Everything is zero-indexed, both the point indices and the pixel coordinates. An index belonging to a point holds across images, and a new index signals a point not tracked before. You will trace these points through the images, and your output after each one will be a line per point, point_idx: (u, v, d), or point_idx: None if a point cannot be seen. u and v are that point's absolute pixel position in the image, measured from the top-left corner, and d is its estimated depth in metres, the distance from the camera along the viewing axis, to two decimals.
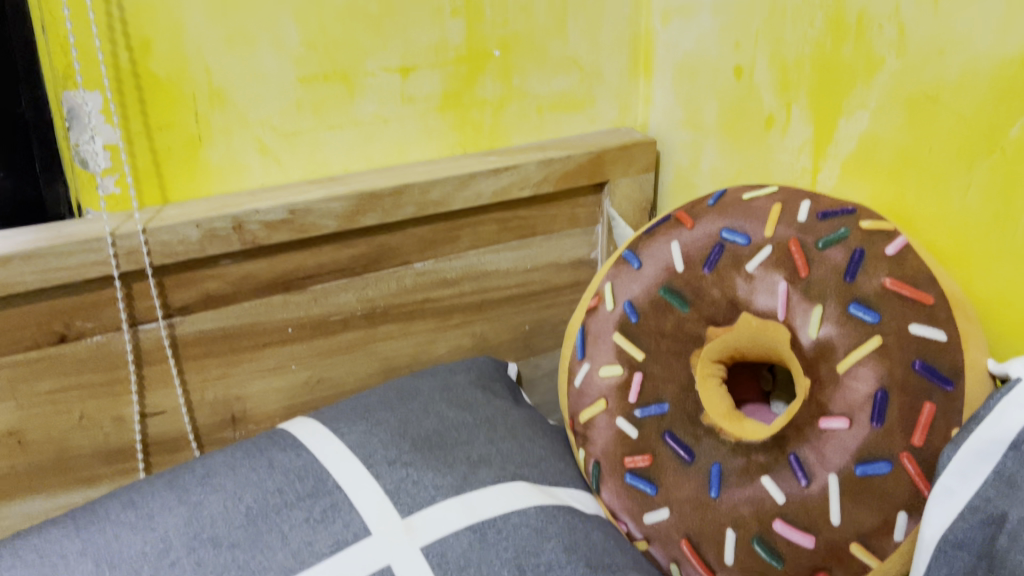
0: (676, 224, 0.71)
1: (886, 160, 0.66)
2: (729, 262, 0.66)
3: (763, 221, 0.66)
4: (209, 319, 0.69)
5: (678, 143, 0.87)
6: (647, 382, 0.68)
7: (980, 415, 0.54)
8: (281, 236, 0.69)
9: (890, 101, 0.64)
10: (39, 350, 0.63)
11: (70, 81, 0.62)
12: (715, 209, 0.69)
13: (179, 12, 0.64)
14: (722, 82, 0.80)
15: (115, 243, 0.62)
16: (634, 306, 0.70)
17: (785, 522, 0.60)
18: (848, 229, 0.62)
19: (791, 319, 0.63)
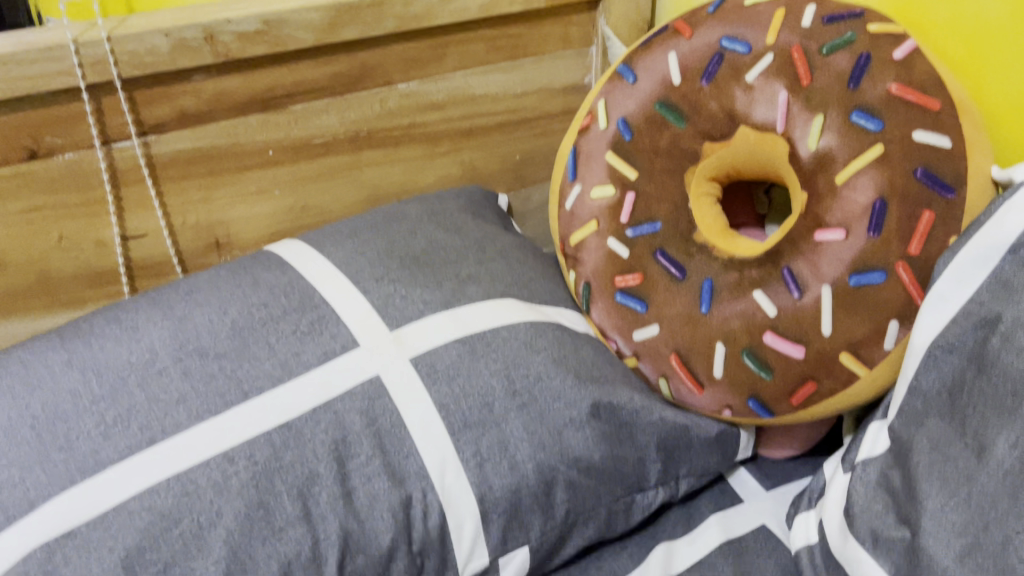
0: (673, 35, 0.67)
1: None
2: (729, 73, 0.63)
3: (765, 28, 0.62)
4: (186, 139, 0.67)
5: None
6: (641, 201, 0.66)
7: (980, 220, 0.52)
8: (256, 49, 0.65)
9: None
10: (9, 167, 0.60)
11: None
12: (715, 17, 0.65)
13: None
14: None
15: (79, 53, 0.59)
16: (628, 123, 0.67)
17: (776, 334, 0.59)
18: (855, 33, 0.59)
19: (791, 131, 0.60)
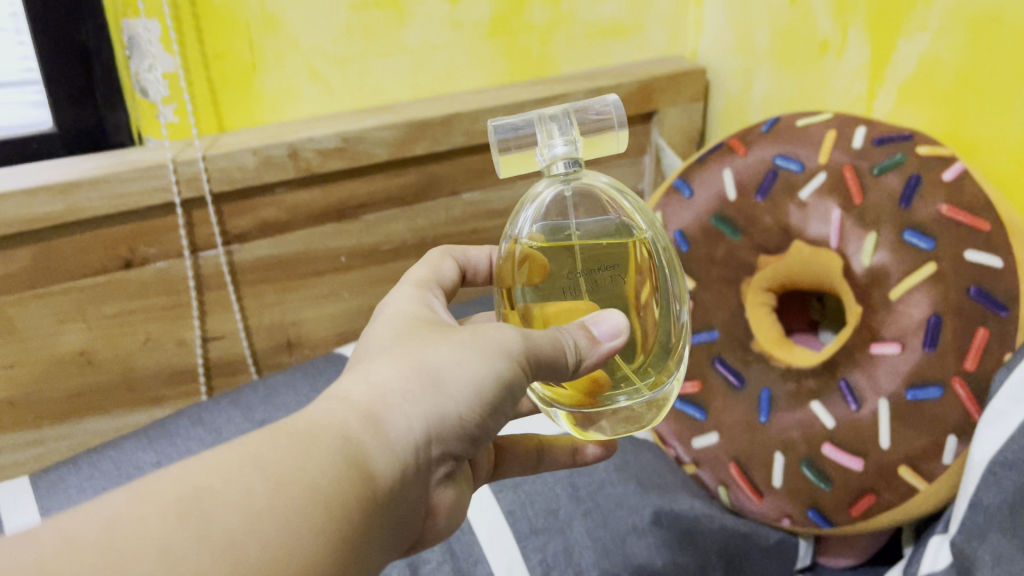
0: (727, 151, 0.71)
1: (945, 83, 0.62)
2: (782, 188, 0.66)
3: (818, 148, 0.65)
4: (266, 246, 0.71)
5: (730, 72, 0.85)
6: (698, 309, 0.69)
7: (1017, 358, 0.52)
8: (336, 164, 0.69)
9: (952, 21, 0.60)
10: (106, 275, 0.65)
11: (131, 11, 0.63)
12: (769, 135, 0.68)
13: None
14: (777, 6, 0.77)
15: (177, 171, 0.64)
16: (684, 234, 0.71)
17: (849, 384, 0.60)
18: (904, 155, 0.61)
19: (844, 246, 0.63)
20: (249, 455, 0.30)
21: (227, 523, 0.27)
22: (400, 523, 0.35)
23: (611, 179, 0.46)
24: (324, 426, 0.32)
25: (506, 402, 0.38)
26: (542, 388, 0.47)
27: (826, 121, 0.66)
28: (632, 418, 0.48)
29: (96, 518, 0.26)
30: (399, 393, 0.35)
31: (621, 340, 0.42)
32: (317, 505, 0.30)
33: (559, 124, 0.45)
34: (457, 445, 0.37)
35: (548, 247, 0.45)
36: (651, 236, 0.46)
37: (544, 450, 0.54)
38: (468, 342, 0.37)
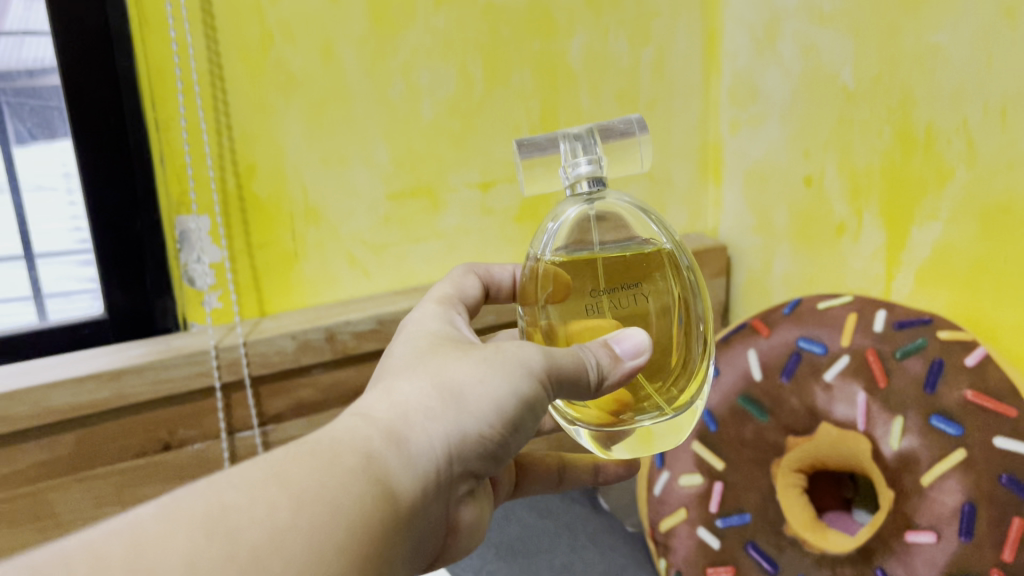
0: (752, 332, 0.73)
1: (961, 268, 0.63)
2: (807, 370, 0.68)
3: (839, 330, 0.67)
4: (302, 426, 0.72)
5: (752, 248, 0.88)
6: (728, 491, 0.68)
7: None
8: (371, 345, 0.71)
9: (962, 211, 0.62)
10: (146, 457, 0.67)
11: (184, 207, 0.72)
12: (791, 317, 0.71)
13: (281, 138, 0.74)
14: (793, 190, 0.81)
15: (219, 355, 0.66)
16: (712, 414, 0.71)
17: (885, 573, 0.59)
18: (926, 339, 0.62)
19: (872, 429, 0.63)
20: (275, 472, 0.33)
21: (252, 539, 0.30)
22: (422, 531, 0.38)
23: (632, 198, 0.50)
24: (348, 442, 0.35)
25: (527, 417, 0.41)
26: (566, 405, 0.50)
27: (845, 304, 0.68)
28: (653, 441, 0.51)
29: (124, 537, 0.28)
30: (421, 411, 0.38)
31: (642, 358, 0.44)
32: (339, 523, 0.32)
33: (583, 144, 0.50)
34: (475, 461, 0.40)
35: (570, 265, 0.49)
36: (665, 252, 0.49)
37: (564, 467, 0.64)
38: (495, 354, 0.41)
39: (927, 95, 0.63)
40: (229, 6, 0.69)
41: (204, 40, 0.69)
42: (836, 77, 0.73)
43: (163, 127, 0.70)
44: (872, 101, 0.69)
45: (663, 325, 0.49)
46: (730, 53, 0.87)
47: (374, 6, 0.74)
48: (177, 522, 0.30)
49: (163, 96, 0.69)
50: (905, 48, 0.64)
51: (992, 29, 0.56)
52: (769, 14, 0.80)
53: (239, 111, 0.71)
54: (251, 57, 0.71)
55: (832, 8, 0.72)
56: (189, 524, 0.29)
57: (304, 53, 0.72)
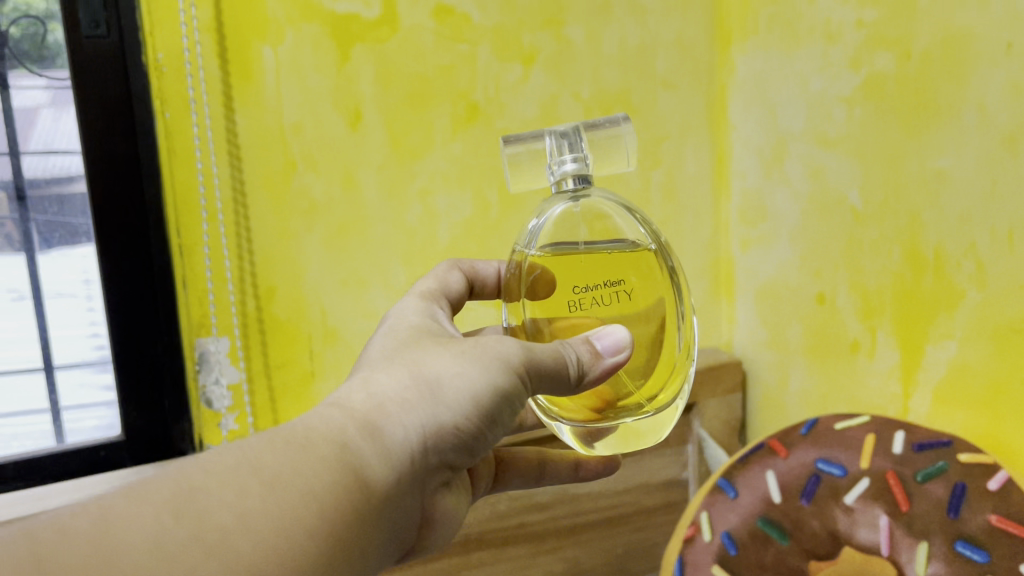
0: (770, 453, 0.72)
1: (977, 389, 0.62)
2: (826, 493, 0.66)
3: (858, 452, 0.67)
4: None
5: (766, 364, 0.89)
6: None
7: None
8: None
9: (976, 332, 0.62)
10: None
11: (204, 329, 0.74)
12: (809, 438, 0.70)
13: (302, 262, 0.76)
14: (806, 307, 0.81)
15: None
16: (732, 537, 0.68)
17: None
18: (946, 463, 0.61)
19: (896, 554, 0.61)
20: (248, 460, 0.35)
21: (218, 523, 0.32)
22: (397, 513, 0.41)
23: (617, 197, 0.54)
24: (323, 433, 0.38)
25: (505, 411, 0.44)
26: (548, 399, 0.53)
27: (863, 424, 0.68)
28: (631, 439, 0.54)
29: (92, 516, 0.31)
30: (397, 402, 0.41)
31: (622, 353, 0.47)
32: (309, 508, 0.35)
33: (569, 141, 0.53)
34: (450, 450, 0.43)
35: (555, 261, 0.52)
36: (649, 251, 0.53)
37: (544, 462, 0.66)
38: (475, 346, 0.43)
39: (934, 218, 0.64)
40: (254, 137, 0.72)
41: (228, 168, 0.72)
42: (843, 199, 0.74)
43: (187, 250, 0.72)
44: (880, 222, 0.70)
45: (641, 320, 0.52)
46: (739, 173, 0.90)
47: (394, 135, 0.77)
48: (149, 504, 0.32)
49: (189, 222, 0.72)
50: (910, 173, 0.66)
51: (996, 156, 0.57)
52: (776, 137, 0.83)
53: (260, 235, 0.74)
54: (274, 185, 0.74)
55: (836, 133, 0.74)
56: (158, 508, 0.32)
57: (325, 180, 0.75)
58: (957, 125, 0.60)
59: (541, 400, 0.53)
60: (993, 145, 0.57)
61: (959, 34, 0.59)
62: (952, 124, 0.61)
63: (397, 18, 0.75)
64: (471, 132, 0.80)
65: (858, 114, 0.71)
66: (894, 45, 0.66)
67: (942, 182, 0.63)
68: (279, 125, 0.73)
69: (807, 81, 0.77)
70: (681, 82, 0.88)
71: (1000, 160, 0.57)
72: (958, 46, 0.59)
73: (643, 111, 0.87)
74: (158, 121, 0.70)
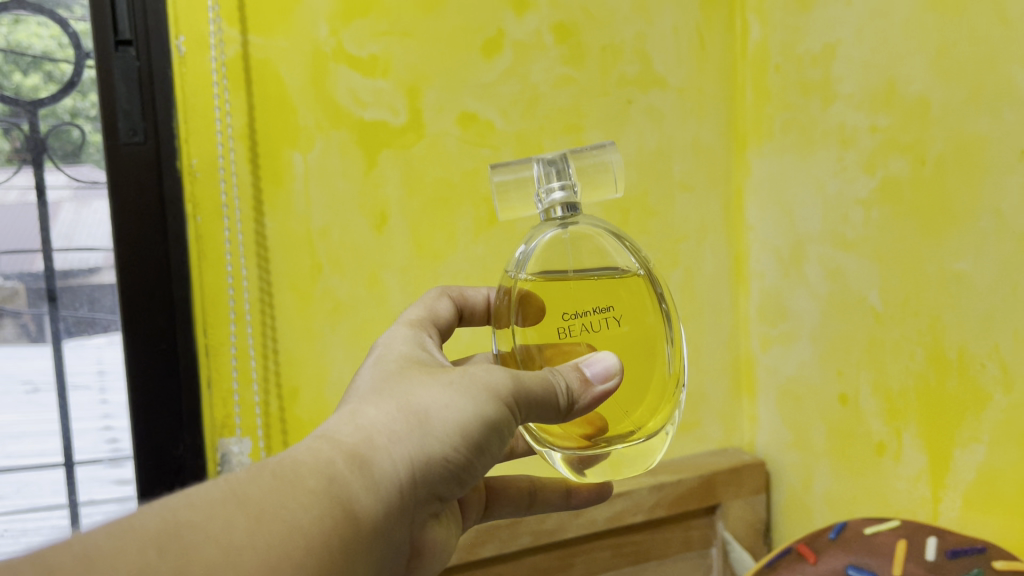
0: (798, 558, 0.69)
1: (1008, 494, 0.61)
2: None
3: (890, 559, 0.64)
4: None
5: (789, 464, 0.88)
6: None
7: None
8: None
9: (1004, 436, 0.61)
10: None
11: (227, 429, 0.75)
12: (838, 543, 0.69)
13: (325, 362, 0.77)
14: (829, 407, 0.81)
15: None
16: None
17: None
18: (981, 569, 0.59)
19: None
20: (235, 492, 0.34)
21: (204, 557, 0.31)
22: (387, 550, 0.40)
23: (606, 223, 0.55)
24: (310, 464, 0.37)
25: (495, 440, 0.43)
26: (541, 428, 0.53)
27: (893, 530, 0.67)
28: (622, 467, 0.54)
29: (74, 552, 0.30)
30: (385, 433, 0.40)
31: (613, 379, 0.47)
32: (297, 541, 0.34)
33: (556, 169, 0.54)
34: (440, 483, 0.42)
35: (545, 287, 0.52)
36: (638, 275, 0.54)
37: (535, 491, 0.64)
38: (465, 377, 0.43)
39: (957, 320, 0.64)
40: (281, 241, 0.74)
41: (257, 269, 0.73)
42: (863, 299, 0.75)
43: (213, 349, 0.73)
44: (901, 323, 0.70)
45: (633, 346, 0.52)
46: (757, 273, 0.91)
47: (418, 237, 0.79)
48: (132, 539, 0.31)
49: (216, 322, 0.73)
50: (930, 276, 0.66)
51: (1015, 259, 0.58)
52: (793, 239, 0.84)
53: (286, 335, 0.75)
54: (301, 287, 0.75)
55: (854, 235, 0.75)
56: (142, 544, 0.31)
57: (350, 281, 0.77)
58: (975, 229, 0.61)
59: (533, 429, 0.53)
60: (1011, 248, 0.58)
61: (972, 141, 0.61)
62: (970, 229, 0.62)
63: (422, 125, 0.78)
64: (493, 234, 0.81)
65: (875, 217, 0.72)
66: (907, 150, 0.67)
67: (963, 285, 0.63)
68: (307, 230, 0.75)
69: (822, 184, 0.79)
70: (698, 185, 0.90)
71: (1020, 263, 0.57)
72: (972, 153, 0.61)
73: (661, 212, 0.88)
74: (189, 224, 0.72)
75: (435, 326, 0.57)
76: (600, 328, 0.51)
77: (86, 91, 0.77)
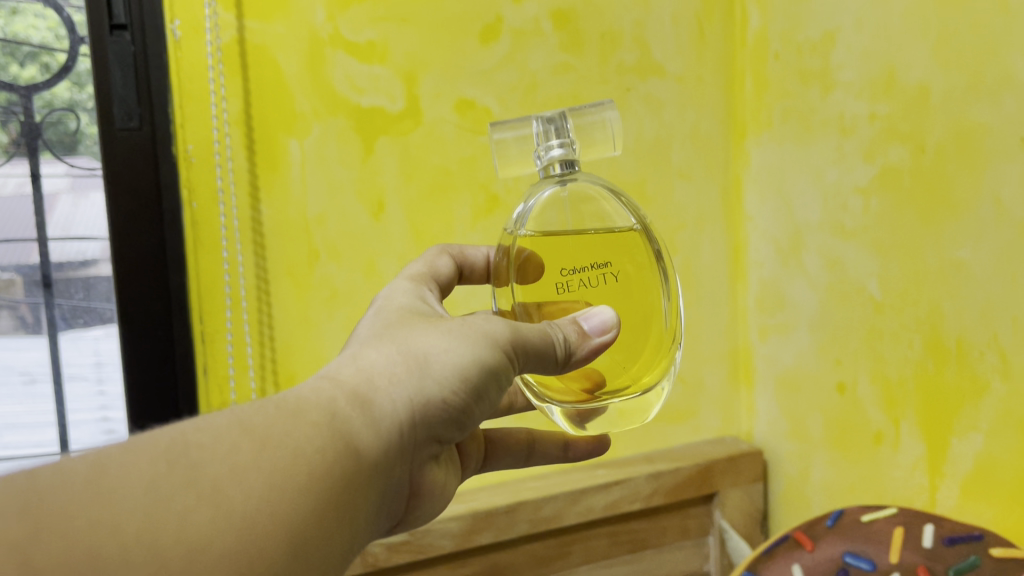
0: (795, 545, 0.69)
1: (1006, 483, 0.61)
2: None
3: (887, 547, 0.64)
4: None
5: (787, 454, 0.88)
6: None
7: None
8: (401, 556, 0.75)
9: (1002, 425, 0.61)
10: None
11: None
12: (835, 531, 0.68)
13: (323, 350, 0.76)
14: (827, 397, 0.81)
15: None
16: None
17: None
18: (978, 557, 0.59)
19: None
20: (240, 420, 0.35)
21: (212, 473, 0.32)
22: (387, 486, 0.40)
23: (605, 181, 0.55)
24: (313, 399, 0.38)
25: (494, 386, 0.43)
26: (540, 384, 0.53)
27: (890, 518, 0.67)
28: (620, 422, 0.54)
29: (87, 460, 0.31)
30: (385, 376, 0.41)
31: (610, 334, 0.47)
32: (300, 466, 0.35)
33: (556, 126, 0.53)
34: (439, 427, 0.42)
35: (543, 243, 0.52)
36: (637, 231, 0.53)
37: (533, 442, 0.65)
38: (464, 324, 0.43)
39: (955, 309, 0.64)
40: (278, 227, 0.74)
41: (253, 257, 0.73)
42: (862, 288, 0.75)
43: (209, 336, 0.73)
44: (900, 312, 0.70)
45: (630, 302, 0.52)
46: (756, 262, 0.91)
47: (416, 225, 0.78)
48: (143, 454, 0.32)
49: (212, 309, 0.73)
50: (929, 265, 0.66)
51: (1015, 249, 0.58)
52: (792, 228, 0.84)
53: (282, 322, 0.75)
54: (298, 274, 0.75)
55: (853, 224, 0.75)
56: (151, 459, 0.32)
57: (348, 268, 0.76)
58: (975, 218, 0.61)
59: (532, 384, 0.53)
60: (1011, 235, 0.58)
61: (972, 129, 0.60)
62: (969, 218, 0.61)
63: (420, 112, 0.77)
64: (491, 223, 0.81)
65: (874, 205, 0.72)
66: (907, 139, 0.67)
67: (962, 273, 0.63)
68: (303, 216, 0.74)
69: (822, 173, 0.79)
70: (697, 173, 0.90)
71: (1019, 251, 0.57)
72: (972, 141, 0.60)
73: (659, 201, 0.88)
74: (186, 210, 0.72)
75: (434, 280, 0.57)
76: (599, 285, 0.51)
77: (83, 82, 0.76)
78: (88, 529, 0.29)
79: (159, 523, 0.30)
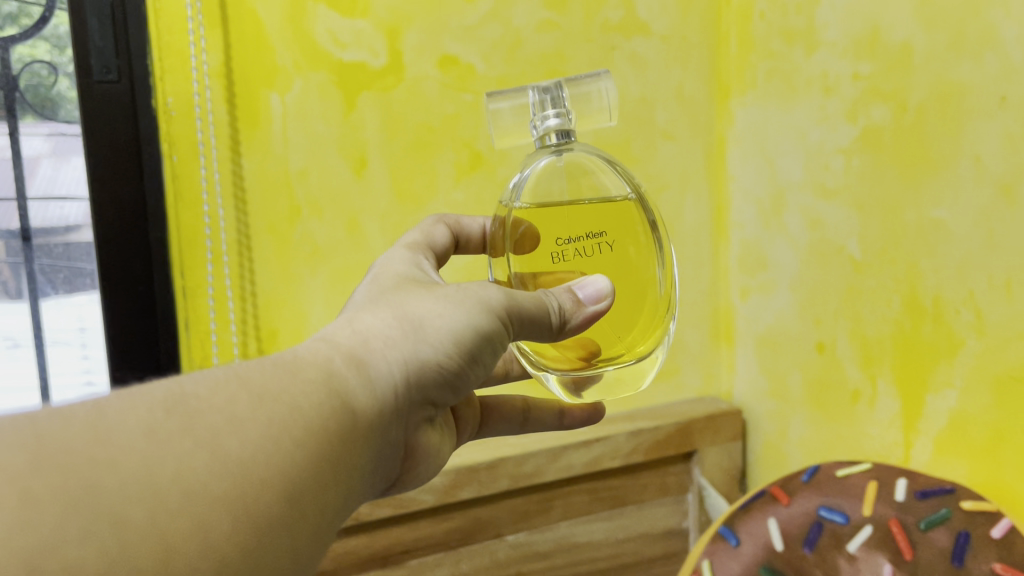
0: (772, 501, 0.70)
1: (978, 438, 0.62)
2: (830, 542, 0.64)
3: (860, 501, 0.66)
4: None
5: (766, 413, 0.89)
6: None
7: None
8: (383, 510, 0.76)
9: (975, 381, 0.62)
10: None
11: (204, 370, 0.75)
12: (811, 486, 0.69)
13: (305, 306, 0.76)
14: (806, 356, 0.82)
15: None
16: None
17: None
18: (949, 510, 0.61)
19: None
20: (238, 375, 0.36)
21: (210, 421, 0.33)
22: (381, 446, 0.41)
23: (601, 150, 0.55)
24: (308, 358, 0.38)
25: (487, 350, 0.43)
26: (535, 351, 0.53)
27: (864, 472, 0.68)
28: (614, 389, 0.54)
29: (88, 407, 0.32)
30: (380, 339, 0.41)
31: (605, 302, 0.48)
32: (296, 420, 0.35)
33: (551, 97, 0.53)
34: (433, 389, 0.43)
35: (539, 214, 0.52)
36: (633, 202, 0.53)
37: (528, 409, 0.65)
38: (458, 289, 0.44)
39: (932, 268, 0.65)
40: (259, 182, 0.73)
41: (234, 211, 0.73)
42: (842, 248, 0.75)
43: (191, 290, 0.73)
44: (879, 271, 0.71)
45: (625, 272, 0.52)
46: (738, 223, 0.91)
47: (398, 182, 0.78)
48: (142, 403, 0.32)
49: (193, 264, 0.73)
50: (908, 223, 0.67)
51: (992, 208, 0.58)
52: (774, 188, 0.84)
53: (264, 278, 0.75)
54: (279, 230, 0.75)
55: (834, 183, 0.75)
56: (151, 408, 0.32)
57: (330, 224, 0.76)
58: (954, 177, 0.61)
59: (528, 351, 0.53)
60: (988, 194, 0.58)
61: (953, 88, 0.60)
62: (949, 177, 0.62)
63: (403, 67, 0.77)
64: (474, 180, 0.81)
65: (856, 165, 0.72)
66: (889, 98, 0.67)
67: (940, 232, 0.63)
68: (285, 171, 0.74)
69: (805, 133, 0.79)
70: (681, 133, 0.90)
71: (996, 210, 0.58)
72: (953, 98, 0.61)
73: (642, 160, 0.88)
74: (166, 163, 0.72)
75: (431, 250, 0.57)
76: (593, 254, 0.52)
77: (63, 45, 0.75)
78: (85, 464, 0.29)
79: (159, 463, 0.30)
